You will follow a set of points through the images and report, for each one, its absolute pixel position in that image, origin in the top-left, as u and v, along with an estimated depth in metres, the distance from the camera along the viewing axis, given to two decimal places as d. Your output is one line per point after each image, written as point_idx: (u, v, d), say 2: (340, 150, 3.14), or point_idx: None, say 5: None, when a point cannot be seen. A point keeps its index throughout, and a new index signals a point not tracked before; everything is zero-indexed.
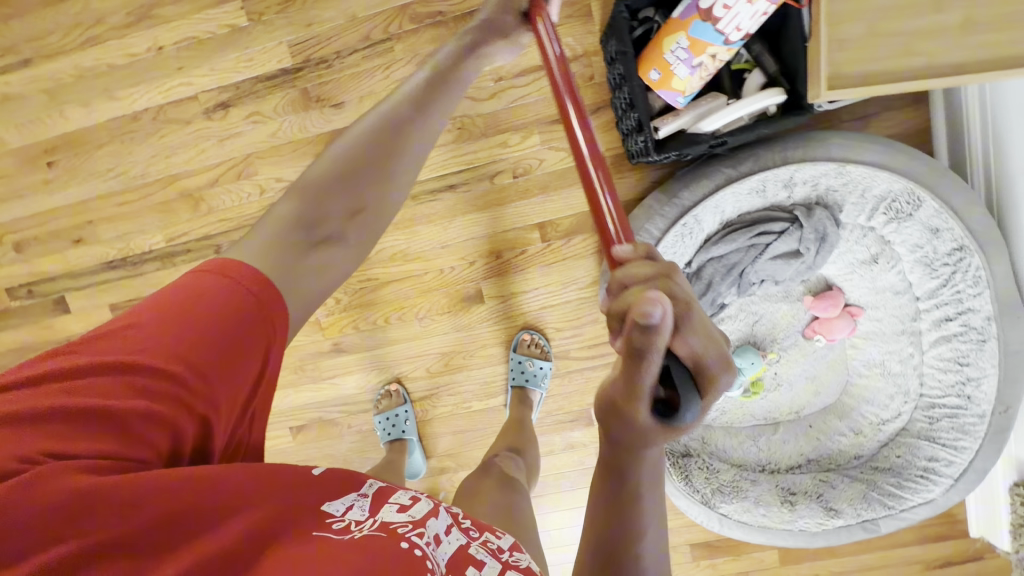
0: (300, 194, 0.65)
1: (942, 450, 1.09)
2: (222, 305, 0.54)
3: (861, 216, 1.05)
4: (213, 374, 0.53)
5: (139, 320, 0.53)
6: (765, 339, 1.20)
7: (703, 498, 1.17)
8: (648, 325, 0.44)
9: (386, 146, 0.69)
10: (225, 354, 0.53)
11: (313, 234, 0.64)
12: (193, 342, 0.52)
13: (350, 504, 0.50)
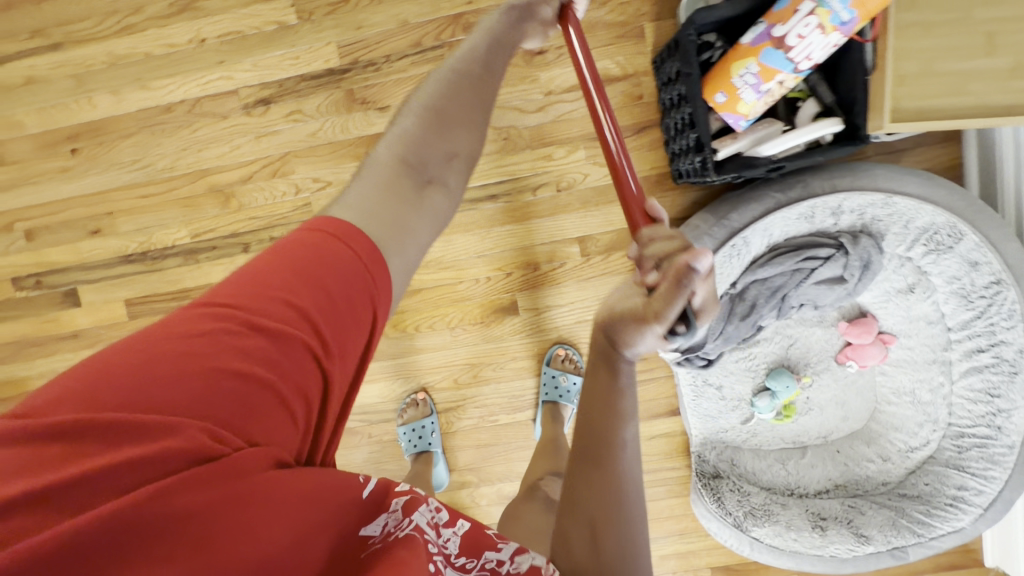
0: (399, 146, 0.69)
1: (971, 480, 1.10)
2: (349, 286, 0.57)
3: (901, 246, 1.08)
4: (339, 351, 0.57)
5: (263, 289, 0.55)
6: (799, 363, 1.21)
7: (735, 521, 1.16)
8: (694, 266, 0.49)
9: (468, 98, 0.73)
10: (348, 333, 0.57)
11: (421, 177, 0.69)
12: (326, 318, 0.56)
13: (384, 524, 0.51)
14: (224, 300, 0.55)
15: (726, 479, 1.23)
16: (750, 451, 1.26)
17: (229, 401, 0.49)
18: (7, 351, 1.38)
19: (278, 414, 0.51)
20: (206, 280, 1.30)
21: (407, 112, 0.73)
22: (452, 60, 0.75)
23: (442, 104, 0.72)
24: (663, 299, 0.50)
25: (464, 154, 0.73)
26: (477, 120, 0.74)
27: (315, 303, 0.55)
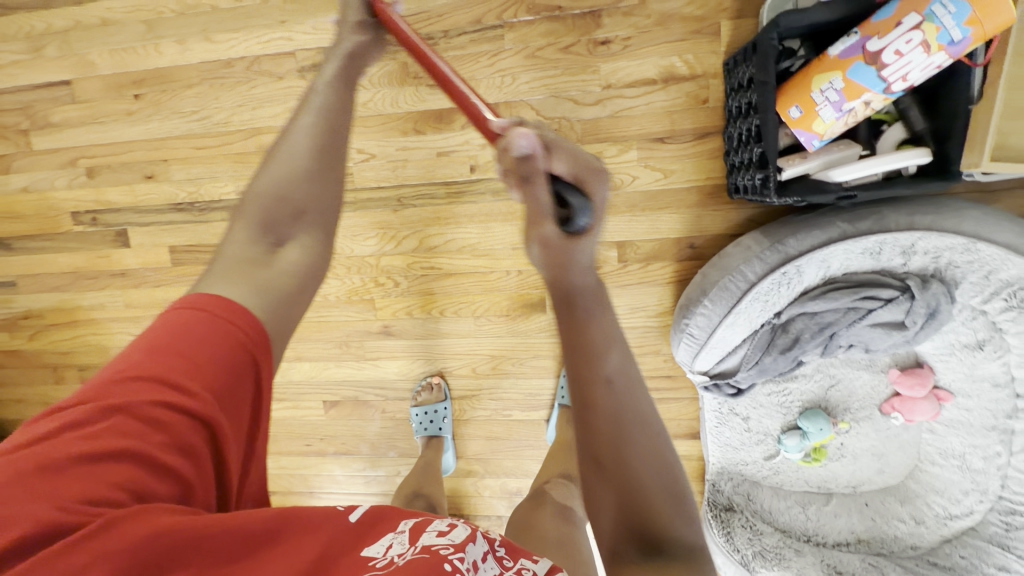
0: (250, 210, 0.69)
1: (1016, 562, 1.00)
2: (216, 338, 0.57)
3: (976, 297, 0.96)
4: (219, 409, 0.56)
5: (121, 377, 0.54)
6: (838, 406, 1.13)
7: (742, 559, 1.12)
8: (521, 153, 0.55)
9: (325, 152, 0.74)
10: (229, 391, 0.57)
11: (268, 242, 0.68)
12: (200, 378, 0.55)
13: (389, 543, 0.47)
14: (80, 397, 0.53)
15: (738, 514, 1.17)
16: (770, 489, 1.19)
17: (94, 476, 0.49)
18: (62, 280, 1.46)
19: (153, 485, 0.51)
20: None
21: (271, 164, 0.73)
22: (314, 106, 0.76)
23: (300, 171, 0.72)
24: (529, 198, 0.57)
25: (313, 215, 0.72)
26: (326, 181, 0.73)
27: (184, 368, 0.55)
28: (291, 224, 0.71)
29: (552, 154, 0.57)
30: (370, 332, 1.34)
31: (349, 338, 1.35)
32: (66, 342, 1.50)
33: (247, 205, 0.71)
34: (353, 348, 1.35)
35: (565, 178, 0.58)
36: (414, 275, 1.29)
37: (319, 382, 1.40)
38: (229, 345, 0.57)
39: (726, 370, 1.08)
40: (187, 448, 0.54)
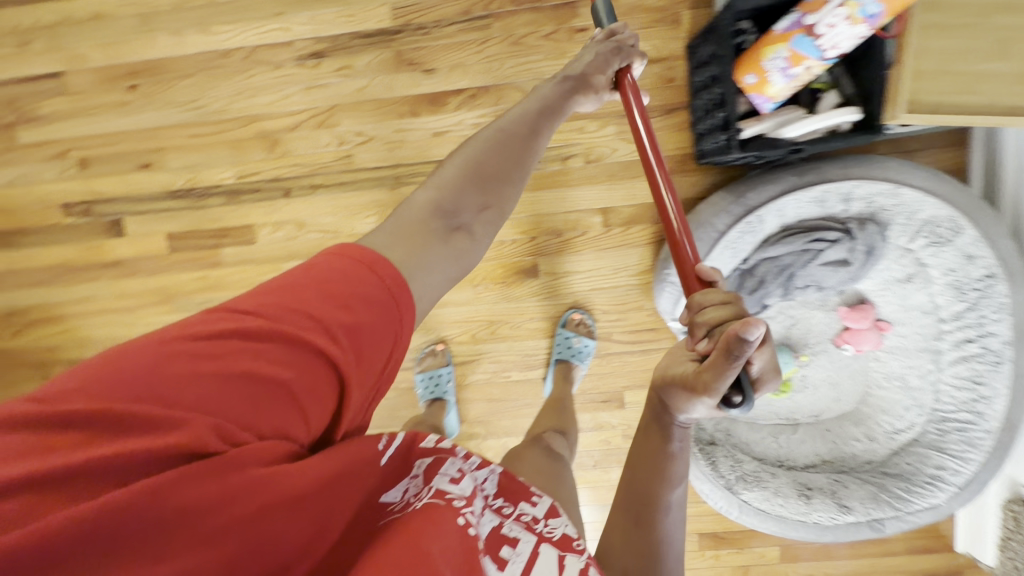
0: (440, 186, 0.69)
1: (950, 461, 1.18)
2: (360, 291, 0.55)
3: (903, 237, 1.15)
4: (365, 367, 0.54)
5: (271, 301, 0.52)
6: (799, 342, 1.29)
7: (726, 483, 1.24)
8: (746, 338, 0.52)
9: (512, 152, 0.73)
10: (370, 353, 0.54)
11: (447, 222, 0.67)
12: (347, 335, 0.53)
13: (405, 488, 0.59)
14: (238, 303, 0.53)
15: (720, 447, 1.31)
16: (745, 423, 1.35)
17: (242, 402, 0.48)
18: (48, 274, 1.44)
19: (294, 416, 0.51)
20: (247, 221, 1.38)
21: (456, 158, 0.73)
22: (509, 121, 0.77)
23: (483, 162, 0.72)
24: (712, 370, 0.56)
25: (495, 207, 0.71)
26: (512, 176, 0.73)
27: (332, 314, 0.52)
28: (472, 216, 0.69)
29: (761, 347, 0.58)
30: None
31: None
32: (51, 340, 1.47)
33: (435, 184, 0.70)
34: None
35: (753, 368, 0.58)
36: None
37: None
38: (371, 299, 0.55)
39: None
40: (325, 390, 0.52)
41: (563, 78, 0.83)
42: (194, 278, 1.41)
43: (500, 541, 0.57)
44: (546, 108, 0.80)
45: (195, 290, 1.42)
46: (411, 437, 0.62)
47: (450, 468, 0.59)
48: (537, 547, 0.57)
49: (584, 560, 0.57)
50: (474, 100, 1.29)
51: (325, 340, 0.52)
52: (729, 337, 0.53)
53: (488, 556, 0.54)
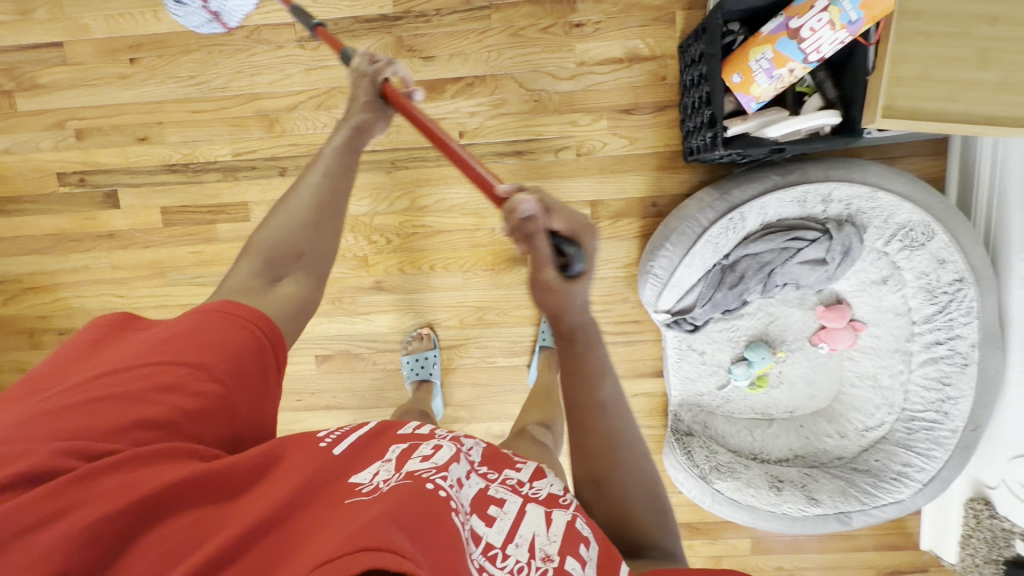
0: (252, 256, 0.77)
1: (916, 458, 1.22)
2: (205, 321, 0.64)
3: (880, 240, 1.19)
4: (205, 355, 0.61)
5: (92, 361, 0.60)
6: (776, 338, 1.33)
7: (700, 472, 1.28)
8: (525, 212, 0.60)
9: (323, 205, 0.82)
10: (212, 344, 0.62)
11: (271, 274, 0.75)
12: (172, 342, 0.61)
13: (377, 470, 0.53)
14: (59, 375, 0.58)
15: (697, 438, 1.35)
16: (723, 416, 1.38)
17: (84, 413, 0.53)
18: (42, 243, 1.45)
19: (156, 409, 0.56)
20: (242, 198, 1.39)
21: (274, 216, 0.81)
22: (319, 167, 0.86)
23: (296, 223, 0.80)
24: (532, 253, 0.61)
25: (311, 255, 0.80)
26: (334, 229, 0.83)
27: (161, 346, 0.60)
28: (289, 264, 0.77)
29: (551, 213, 0.61)
30: (363, 288, 1.43)
31: (341, 294, 1.43)
32: (44, 308, 1.48)
33: (251, 246, 0.78)
34: (345, 304, 1.44)
35: (562, 233, 0.62)
36: (404, 232, 1.39)
37: (311, 337, 1.47)
38: (217, 323, 0.64)
39: (685, 307, 1.26)
40: (184, 383, 0.58)
41: (346, 124, 0.91)
42: (188, 253, 1.43)
43: (485, 503, 0.56)
44: (342, 152, 0.88)
45: (188, 265, 1.44)
46: (352, 428, 0.60)
47: (420, 453, 0.56)
48: (525, 505, 0.58)
49: (571, 513, 0.59)
50: (471, 89, 1.31)
51: (151, 355, 0.60)
52: (514, 221, 0.61)
53: (476, 515, 0.54)
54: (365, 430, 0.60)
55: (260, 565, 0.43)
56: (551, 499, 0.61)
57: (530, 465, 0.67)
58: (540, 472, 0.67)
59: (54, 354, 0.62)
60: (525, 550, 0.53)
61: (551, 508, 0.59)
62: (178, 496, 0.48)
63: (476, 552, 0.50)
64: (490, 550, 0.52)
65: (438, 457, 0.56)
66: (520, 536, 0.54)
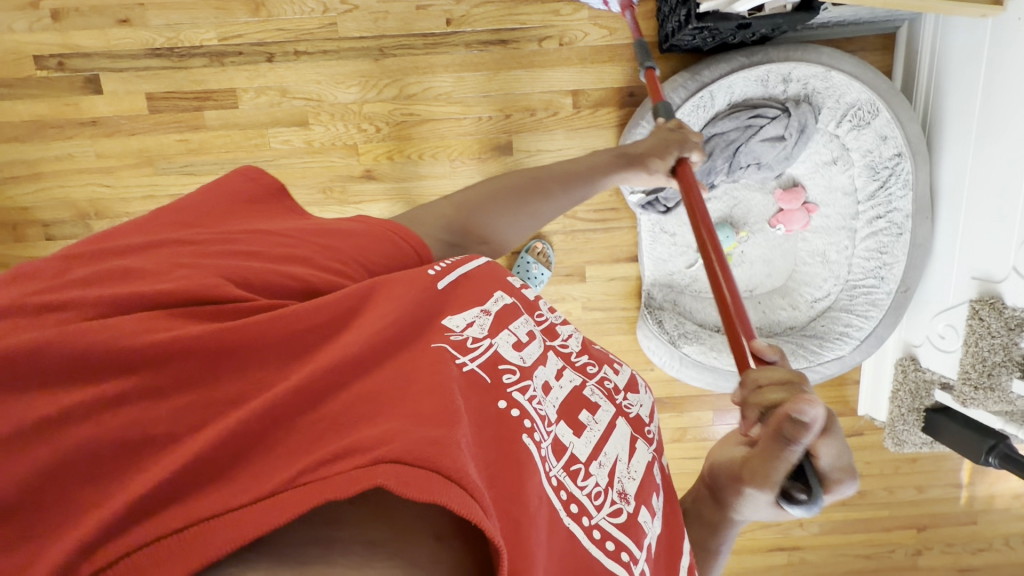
0: (443, 216, 0.67)
1: (855, 319, 1.40)
2: (362, 232, 0.58)
3: (832, 122, 1.32)
4: (359, 262, 0.55)
5: (242, 218, 0.55)
6: (739, 220, 1.46)
7: (670, 338, 1.44)
8: (799, 421, 0.48)
9: (538, 187, 0.76)
10: (374, 256, 0.56)
11: (454, 240, 0.67)
12: (330, 238, 0.55)
13: (471, 321, 0.54)
14: (182, 225, 0.51)
15: (667, 312, 1.50)
16: (691, 295, 1.53)
17: (231, 274, 0.46)
18: (21, 130, 1.43)
19: (311, 271, 0.50)
20: (230, 84, 1.41)
21: (489, 185, 0.75)
22: (576, 176, 0.81)
23: (489, 207, 0.72)
24: (763, 467, 0.52)
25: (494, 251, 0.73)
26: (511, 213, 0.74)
27: (314, 243, 0.54)
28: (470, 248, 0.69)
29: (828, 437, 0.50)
30: (354, 177, 1.48)
31: (333, 183, 1.48)
32: (29, 199, 1.49)
33: (462, 198, 0.72)
34: (336, 194, 1.49)
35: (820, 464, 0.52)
36: (394, 121, 1.44)
37: None
38: (372, 236, 0.58)
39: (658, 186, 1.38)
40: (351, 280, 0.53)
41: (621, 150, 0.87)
42: (176, 141, 1.44)
43: (580, 403, 0.59)
44: (586, 165, 0.82)
45: (177, 153, 1.45)
46: (459, 260, 0.60)
47: (509, 336, 0.56)
48: (615, 418, 0.62)
49: (651, 454, 0.64)
50: None
51: (309, 243, 0.54)
52: (779, 418, 0.49)
53: (564, 421, 0.56)
54: (471, 265, 0.60)
55: (347, 415, 0.40)
56: (637, 421, 0.65)
57: (627, 375, 0.69)
58: (634, 385, 0.69)
59: (205, 194, 0.56)
60: (605, 472, 0.56)
61: (638, 436, 0.63)
62: (275, 341, 0.42)
63: (557, 463, 0.51)
64: (573, 463, 0.54)
65: (529, 348, 0.57)
66: (605, 454, 0.58)
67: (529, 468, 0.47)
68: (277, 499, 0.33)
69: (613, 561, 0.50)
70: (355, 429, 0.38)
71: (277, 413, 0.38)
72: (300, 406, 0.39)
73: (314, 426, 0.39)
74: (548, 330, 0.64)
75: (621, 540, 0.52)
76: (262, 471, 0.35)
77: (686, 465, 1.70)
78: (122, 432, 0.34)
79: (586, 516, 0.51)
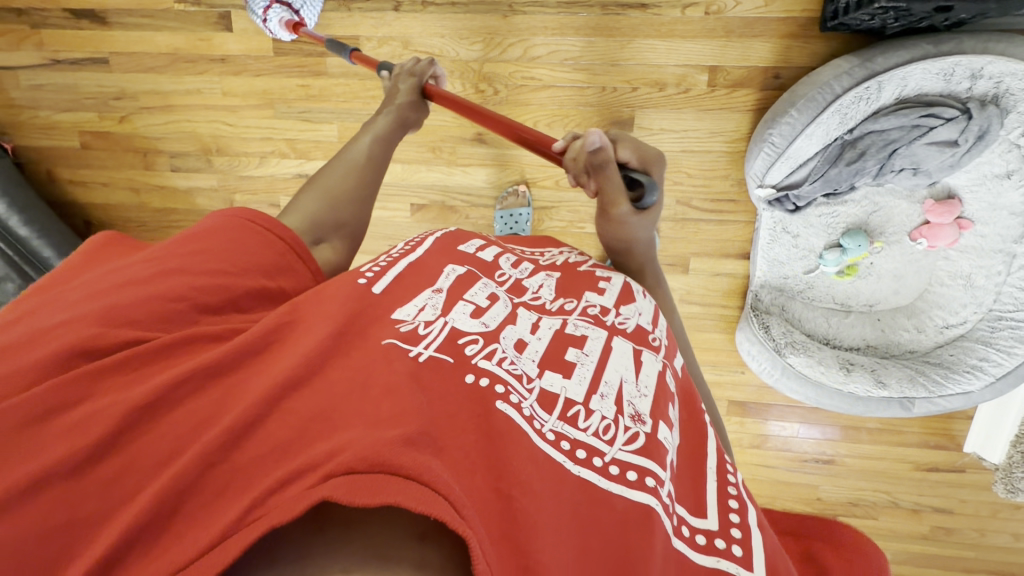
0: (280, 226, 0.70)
1: (994, 353, 1.26)
2: (218, 227, 0.60)
3: (1018, 130, 1.14)
4: (234, 258, 0.57)
5: (94, 266, 0.55)
6: (875, 229, 1.33)
7: (775, 345, 1.35)
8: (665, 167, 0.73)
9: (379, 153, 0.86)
10: (244, 245, 0.59)
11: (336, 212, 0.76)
12: (194, 247, 0.56)
13: (419, 309, 0.57)
14: (33, 294, 0.51)
15: (774, 316, 1.40)
16: (802, 302, 1.43)
17: (99, 318, 0.46)
18: (157, 62, 1.49)
19: (172, 287, 0.51)
20: (354, 32, 1.38)
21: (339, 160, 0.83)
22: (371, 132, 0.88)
23: (325, 198, 0.76)
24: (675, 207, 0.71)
25: (351, 228, 0.76)
26: (350, 195, 0.78)
27: (177, 255, 0.55)
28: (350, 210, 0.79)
29: (619, 145, 0.76)
30: (464, 139, 1.44)
31: (443, 143, 1.45)
32: (159, 130, 1.56)
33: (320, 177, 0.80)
34: (444, 154, 1.47)
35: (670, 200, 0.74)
36: (513, 84, 1.38)
37: (406, 185, 1.51)
38: (227, 228, 0.60)
39: (792, 183, 1.25)
40: (229, 282, 0.55)
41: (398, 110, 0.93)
42: (297, 86, 1.46)
43: (564, 343, 0.59)
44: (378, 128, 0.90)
45: (297, 98, 1.47)
46: (392, 262, 0.63)
47: (466, 306, 0.59)
48: (610, 340, 0.62)
49: (661, 361, 0.64)
50: None
51: (171, 257, 0.54)
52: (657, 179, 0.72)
53: (552, 369, 0.56)
54: (407, 261, 0.64)
55: (284, 429, 0.42)
56: (638, 333, 0.66)
57: (619, 289, 0.71)
58: (628, 296, 0.71)
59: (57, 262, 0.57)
60: (610, 403, 0.54)
61: (641, 348, 0.64)
62: (187, 378, 0.44)
63: (549, 417, 0.51)
64: (570, 409, 0.53)
65: (492, 311, 0.59)
66: (605, 384, 0.57)
67: (514, 435, 0.47)
68: (224, 546, 0.35)
69: (642, 491, 0.48)
70: (310, 447, 0.41)
71: (212, 456, 0.40)
72: (233, 433, 0.41)
73: (258, 456, 0.41)
74: (516, 287, 0.66)
75: (642, 467, 0.50)
76: (211, 516, 0.37)
77: (759, 471, 1.66)
78: (62, 517, 0.36)
79: (598, 456, 0.49)
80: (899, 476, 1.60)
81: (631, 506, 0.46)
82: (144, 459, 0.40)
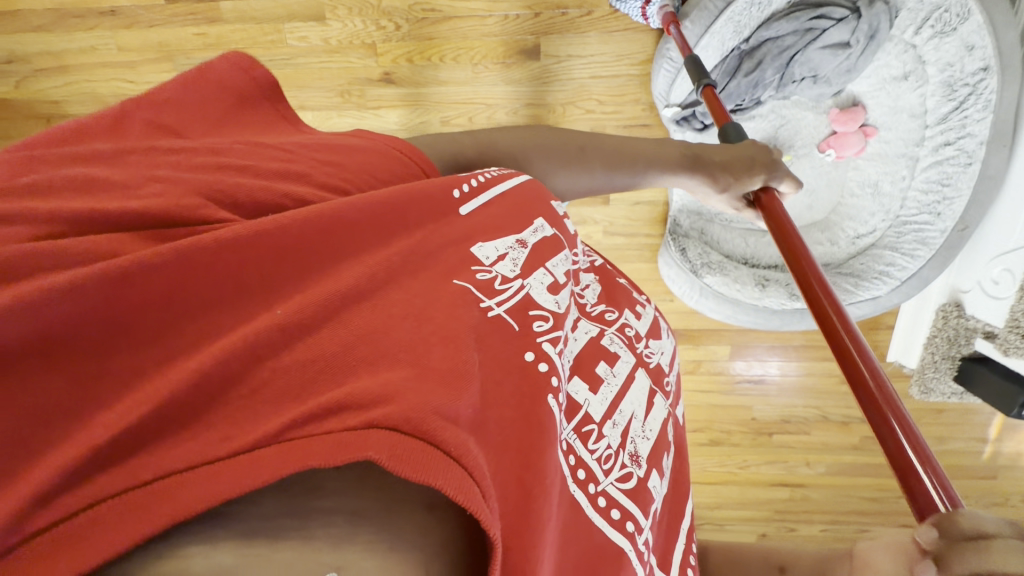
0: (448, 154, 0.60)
1: (899, 258, 1.30)
2: (362, 146, 0.49)
3: (909, 28, 1.14)
4: (357, 171, 0.46)
5: (213, 124, 0.46)
6: (784, 143, 1.33)
7: (692, 267, 1.38)
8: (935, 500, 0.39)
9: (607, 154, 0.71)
10: (373, 161, 0.48)
11: None
12: (315, 144, 0.46)
13: (504, 254, 0.51)
14: (141, 110, 0.42)
15: (693, 240, 1.40)
16: (720, 225, 1.43)
17: (182, 186, 0.35)
18: (47, 19, 1.42)
19: (290, 185, 0.40)
20: None
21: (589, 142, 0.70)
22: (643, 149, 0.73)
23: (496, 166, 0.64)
24: None
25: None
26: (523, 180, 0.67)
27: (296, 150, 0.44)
28: None
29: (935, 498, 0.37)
30: (372, 81, 1.40)
31: (351, 86, 1.42)
32: (59, 93, 1.50)
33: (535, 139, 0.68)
34: (353, 98, 1.43)
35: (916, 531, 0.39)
36: (414, 18, 1.34)
37: (320, 133, 1.48)
38: (383, 151, 0.49)
39: (696, 100, 1.25)
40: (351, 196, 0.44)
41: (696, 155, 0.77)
42: (193, 35, 1.40)
43: (597, 354, 0.61)
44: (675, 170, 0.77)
45: (195, 48, 1.42)
46: (493, 180, 0.55)
47: (545, 277, 0.53)
48: (634, 369, 0.64)
49: (668, 407, 0.68)
50: None
51: (289, 145, 0.45)
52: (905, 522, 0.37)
53: (584, 375, 0.57)
54: (509, 184, 0.56)
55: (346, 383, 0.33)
56: (657, 369, 0.69)
57: (649, 316, 0.75)
58: (656, 332, 0.75)
59: (164, 79, 0.47)
60: (618, 431, 0.58)
61: (656, 389, 0.68)
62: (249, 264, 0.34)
63: (568, 425, 0.52)
64: (585, 424, 0.54)
65: (564, 292, 0.55)
66: (619, 413, 0.59)
67: (554, 436, 0.43)
68: (250, 466, 0.27)
69: (619, 530, 0.52)
70: (351, 387, 0.32)
71: (238, 365, 0.31)
72: (274, 343, 0.32)
73: (296, 373, 0.32)
74: (571, 269, 0.67)
75: (626, 508, 0.53)
76: (232, 445, 0.28)
77: (696, 397, 1.71)
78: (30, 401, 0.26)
79: (592, 482, 0.51)
80: (827, 391, 1.66)
81: (609, 542, 0.50)
82: (175, 349, 0.30)
